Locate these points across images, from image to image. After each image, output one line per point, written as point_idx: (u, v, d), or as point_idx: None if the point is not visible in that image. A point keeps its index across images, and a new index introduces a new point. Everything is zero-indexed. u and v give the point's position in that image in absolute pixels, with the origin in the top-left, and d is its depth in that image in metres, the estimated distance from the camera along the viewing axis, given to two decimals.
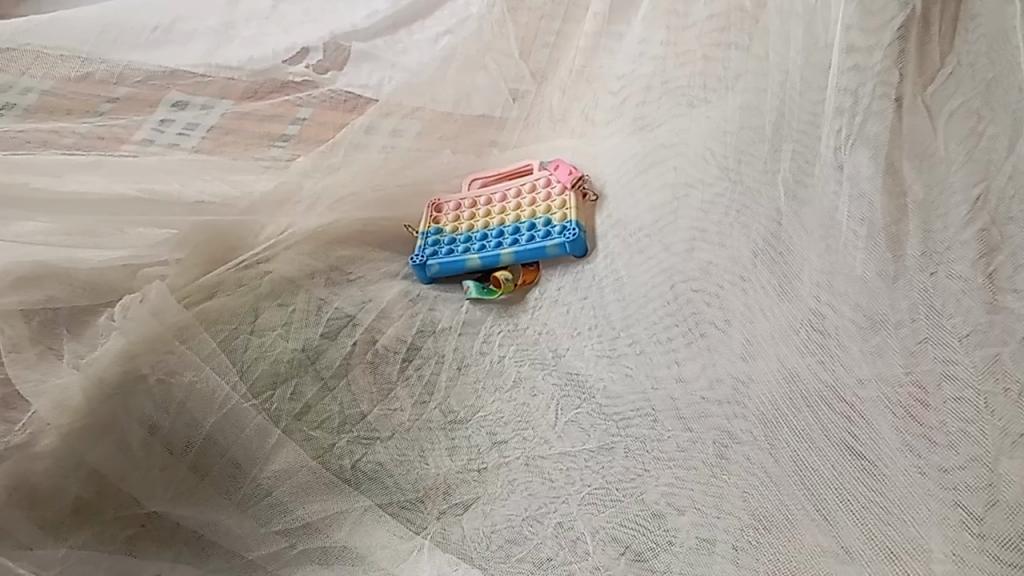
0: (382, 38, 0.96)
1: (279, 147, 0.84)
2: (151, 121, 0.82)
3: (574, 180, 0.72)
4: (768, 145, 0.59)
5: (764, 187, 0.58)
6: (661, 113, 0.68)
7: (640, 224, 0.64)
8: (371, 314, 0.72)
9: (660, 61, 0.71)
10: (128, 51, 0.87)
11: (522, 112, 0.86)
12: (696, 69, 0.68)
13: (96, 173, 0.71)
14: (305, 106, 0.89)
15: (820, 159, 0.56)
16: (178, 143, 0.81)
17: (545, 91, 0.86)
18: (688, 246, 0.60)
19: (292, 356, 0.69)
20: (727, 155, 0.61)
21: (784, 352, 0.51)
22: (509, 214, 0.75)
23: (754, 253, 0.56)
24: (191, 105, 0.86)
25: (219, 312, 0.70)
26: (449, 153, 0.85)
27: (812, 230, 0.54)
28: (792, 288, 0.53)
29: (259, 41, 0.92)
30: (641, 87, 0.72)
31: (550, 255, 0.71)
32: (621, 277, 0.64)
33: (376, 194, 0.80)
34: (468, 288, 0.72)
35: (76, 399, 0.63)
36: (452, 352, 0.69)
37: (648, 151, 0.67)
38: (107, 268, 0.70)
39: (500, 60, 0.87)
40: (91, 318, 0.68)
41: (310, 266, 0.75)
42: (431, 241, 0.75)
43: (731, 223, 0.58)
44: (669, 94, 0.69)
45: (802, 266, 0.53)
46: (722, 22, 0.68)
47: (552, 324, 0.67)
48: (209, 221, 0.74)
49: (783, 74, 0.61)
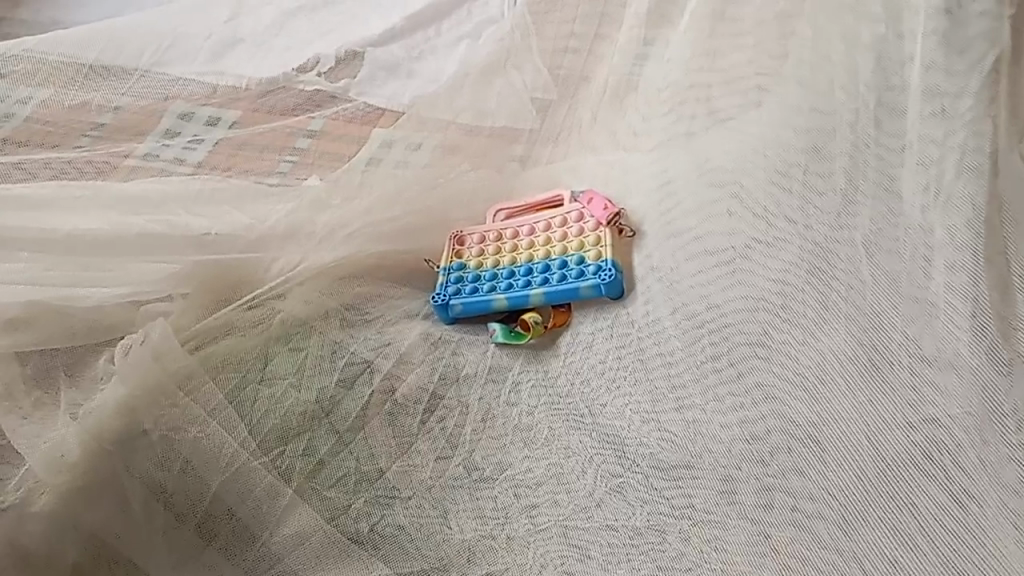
0: (396, 42, 0.92)
1: (290, 160, 0.79)
2: (155, 132, 0.78)
3: (609, 216, 0.66)
4: (839, 194, 0.53)
5: (840, 236, 0.51)
6: (702, 146, 0.64)
7: (688, 267, 0.59)
8: (390, 359, 0.66)
9: (706, 89, 0.66)
10: (139, 58, 0.81)
11: (547, 126, 0.81)
12: (750, 100, 0.63)
13: (97, 207, 0.66)
14: (317, 117, 0.84)
15: (905, 221, 0.49)
16: (183, 159, 0.76)
17: (577, 110, 0.81)
18: (747, 300, 0.54)
19: (305, 408, 0.63)
20: (799, 196, 0.54)
21: (872, 439, 0.45)
22: (537, 249, 0.69)
23: (833, 309, 0.49)
24: (197, 117, 0.80)
25: (223, 357, 0.65)
26: (469, 171, 0.78)
27: (901, 291, 0.48)
28: (881, 360, 0.47)
29: (268, 48, 0.88)
30: (677, 116, 0.67)
31: (583, 296, 0.64)
32: (665, 329, 0.58)
33: (397, 209, 0.74)
34: (495, 331, 0.66)
35: (74, 453, 0.59)
36: (476, 401, 0.64)
37: (694, 188, 0.61)
38: (107, 305, 0.65)
39: (526, 72, 0.82)
40: (93, 357, 0.64)
41: (322, 305, 0.69)
42: (453, 278, 0.69)
43: (802, 273, 0.52)
44: (721, 127, 0.63)
45: (896, 335, 0.47)
46: (773, 49, 0.63)
47: (586, 375, 0.61)
48: (216, 256, 0.68)
49: (852, 102, 0.55)
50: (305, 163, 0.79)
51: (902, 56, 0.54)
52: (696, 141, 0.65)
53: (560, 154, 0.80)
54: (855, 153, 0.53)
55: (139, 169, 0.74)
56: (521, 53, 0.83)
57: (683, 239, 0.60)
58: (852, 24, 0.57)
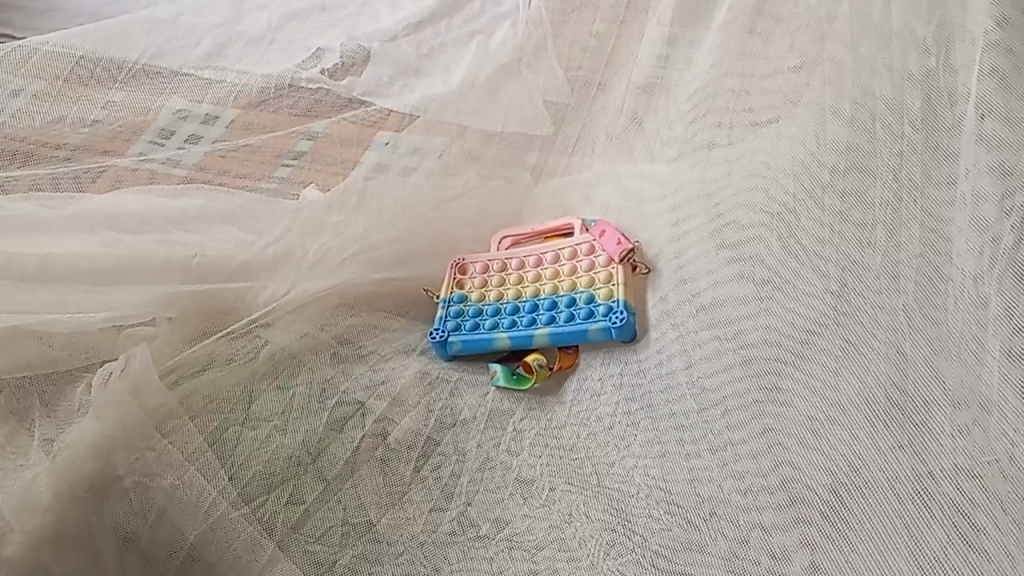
0: (403, 38, 0.85)
1: (290, 165, 0.76)
2: (151, 131, 0.72)
3: (623, 251, 0.61)
4: (881, 250, 0.47)
5: (883, 297, 0.46)
6: (725, 178, 0.58)
7: (710, 318, 0.54)
8: (383, 401, 0.62)
9: (728, 113, 0.61)
10: (135, 47, 0.74)
11: (563, 136, 0.76)
12: (773, 129, 0.57)
13: (84, 230, 0.60)
14: (319, 117, 0.78)
15: (954, 289, 0.43)
16: (181, 160, 0.71)
17: (597, 115, 0.76)
18: (773, 364, 0.49)
19: (291, 452, 0.59)
20: (838, 246, 0.49)
21: (909, 549, 0.40)
22: (545, 282, 0.64)
23: (869, 385, 0.44)
24: (193, 114, 0.73)
25: (204, 393, 0.61)
26: (481, 188, 0.74)
27: (947, 376, 0.42)
28: (924, 452, 0.42)
29: (270, 39, 0.81)
30: (698, 144, 0.62)
31: (592, 339, 0.60)
32: (679, 387, 0.54)
33: (397, 231, 0.69)
34: (497, 373, 0.62)
35: (44, 496, 0.54)
36: (474, 449, 0.59)
37: (717, 227, 0.56)
38: (88, 329, 0.60)
39: (539, 73, 0.76)
40: (67, 387, 0.60)
41: (312, 338, 0.65)
42: (453, 312, 0.64)
43: (836, 340, 0.47)
44: (743, 156, 0.58)
45: (942, 431, 0.41)
46: (807, 76, 0.57)
47: (593, 429, 0.57)
48: (204, 281, 0.63)
49: (896, 143, 0.49)
50: (304, 167, 0.76)
51: (954, 93, 0.47)
52: (718, 172, 0.59)
53: (570, 165, 0.76)
54: (897, 204, 0.48)
55: (132, 171, 0.69)
56: (535, 53, 0.76)
57: (700, 285, 0.56)
58: (901, 57, 0.51)
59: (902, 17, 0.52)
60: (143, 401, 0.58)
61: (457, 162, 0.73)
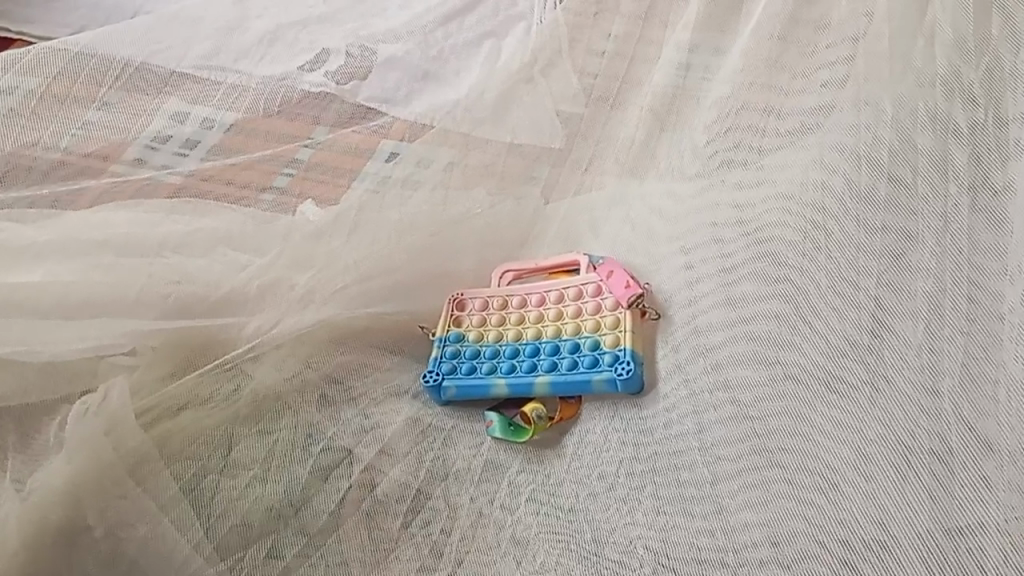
0: (413, 39, 0.81)
1: (288, 174, 0.72)
2: (145, 135, 0.71)
3: (630, 296, 0.57)
4: (923, 323, 0.43)
5: (922, 376, 0.42)
6: (741, 224, 0.54)
7: (724, 377, 0.50)
8: (373, 449, 0.57)
9: (751, 148, 0.57)
10: (134, 48, 0.74)
11: (575, 153, 0.71)
12: (796, 171, 0.52)
13: (70, 259, 0.60)
14: (320, 124, 0.75)
15: (1007, 376, 0.39)
16: (173, 164, 0.70)
17: (609, 133, 0.71)
18: (799, 443, 0.45)
19: (271, 501, 0.55)
20: (875, 315, 0.45)
21: None
22: (547, 324, 0.60)
23: (912, 482, 0.40)
24: (191, 118, 0.72)
25: (183, 435, 0.57)
26: (488, 206, 0.69)
27: (998, 477, 0.38)
28: (972, 568, 0.37)
29: (277, 39, 0.79)
30: (710, 183, 0.58)
31: (596, 390, 0.56)
32: (688, 451, 0.50)
33: (396, 258, 0.65)
34: (492, 423, 0.57)
35: (12, 541, 0.51)
36: (466, 504, 0.54)
37: (736, 278, 0.52)
38: (63, 359, 0.57)
39: (555, 80, 0.73)
40: (44, 424, 0.56)
41: (299, 376, 0.60)
42: (449, 353, 0.60)
43: (871, 424, 0.42)
44: (769, 198, 0.53)
45: (990, 541, 0.37)
46: (843, 116, 0.52)
47: (592, 489, 0.52)
48: (186, 311, 0.60)
49: (940, 202, 0.45)
50: (302, 175, 0.72)
51: (1007, 146, 0.44)
52: (730, 215, 0.55)
53: (582, 184, 0.70)
54: (940, 271, 0.43)
55: (124, 179, 0.68)
56: (552, 62, 0.73)
57: (712, 338, 0.52)
58: (944, 107, 0.47)
59: (945, 60, 0.48)
60: (119, 441, 0.54)
61: (473, 173, 0.70)
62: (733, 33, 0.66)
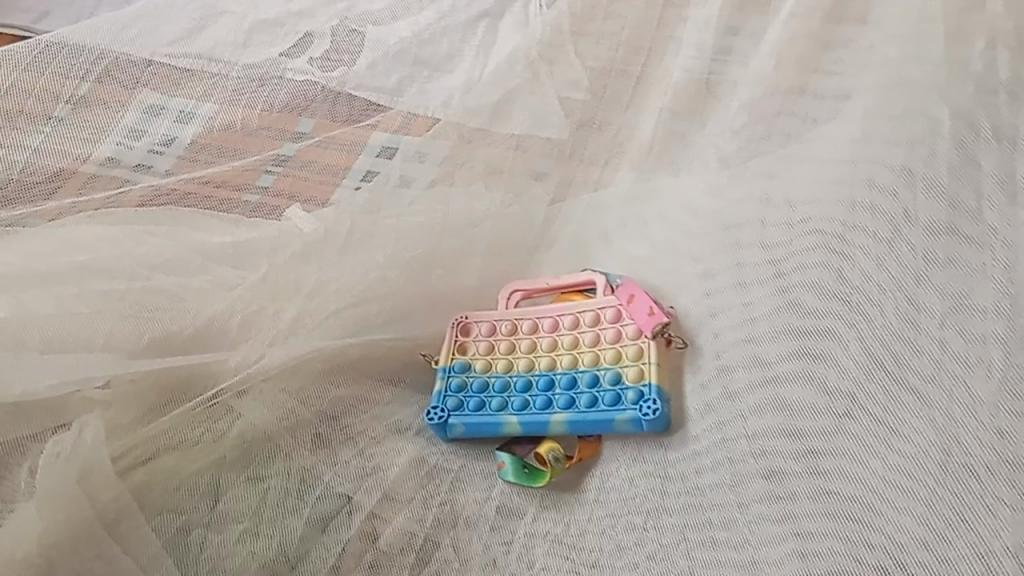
0: (401, 19, 0.74)
1: (273, 172, 0.65)
2: (117, 131, 0.66)
3: (656, 324, 0.52)
4: (999, 374, 0.40)
5: (997, 430, 0.39)
6: (767, 250, 0.50)
7: (752, 425, 0.45)
8: (374, 495, 0.52)
9: (776, 162, 0.54)
10: (107, 40, 0.69)
11: (592, 146, 0.64)
12: (832, 194, 0.49)
13: (35, 287, 0.54)
14: (307, 115, 0.68)
15: None
16: (149, 163, 0.64)
17: (630, 125, 0.64)
18: (857, 508, 0.40)
19: (264, 556, 0.50)
20: (938, 357, 0.42)
21: None
22: (562, 353, 0.55)
23: (999, 553, 0.36)
24: (166, 110, 0.68)
25: (165, 483, 0.51)
26: (492, 211, 0.61)
27: None
28: None
29: (258, 24, 0.73)
30: (735, 198, 0.54)
31: (618, 430, 0.50)
32: (725, 506, 0.45)
33: (391, 278, 0.58)
34: (504, 464, 0.52)
35: None
36: (480, 553, 0.49)
37: (765, 314, 0.48)
38: (32, 397, 0.51)
39: (560, 65, 0.66)
40: (10, 465, 0.50)
41: (291, 412, 0.55)
42: (454, 386, 0.55)
43: (940, 480, 0.39)
44: (798, 234, 0.49)
45: None
46: (909, 126, 0.48)
47: (619, 542, 0.47)
48: (164, 341, 0.54)
49: (1003, 235, 0.44)
50: (291, 174, 0.65)
51: None
52: (754, 234, 0.51)
53: (601, 180, 0.63)
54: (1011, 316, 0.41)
55: (98, 177, 0.63)
56: (557, 51, 0.66)
57: (736, 381, 0.47)
58: (1010, 117, 0.47)
59: (1011, 70, 0.49)
60: (93, 488, 0.48)
61: (477, 173, 0.63)
62: (764, 15, 0.62)
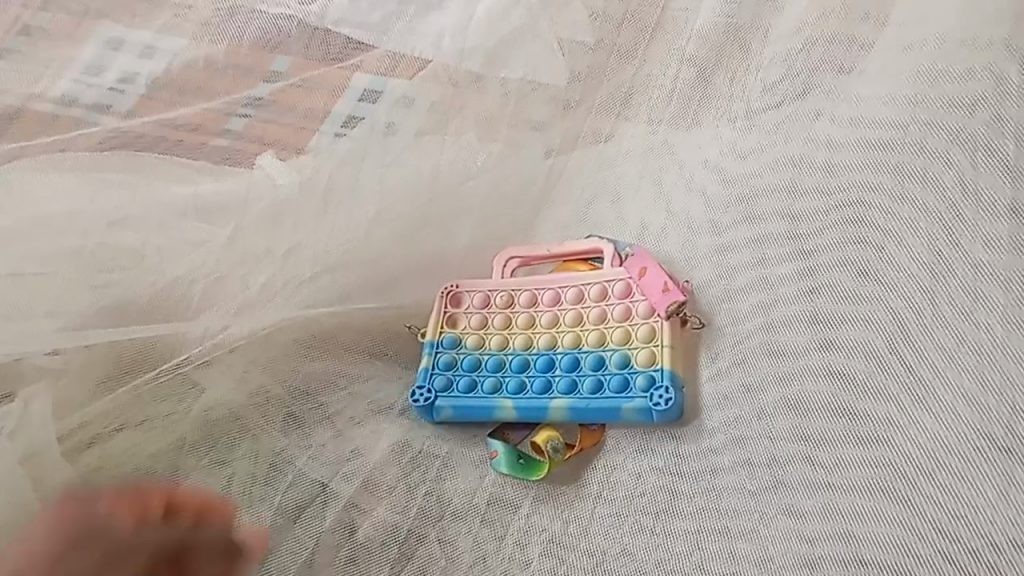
0: None
1: (244, 115, 0.57)
2: (75, 68, 0.58)
3: (669, 302, 0.47)
4: None
5: None
6: (799, 225, 0.46)
7: (782, 427, 0.41)
8: (353, 482, 0.47)
9: (814, 119, 0.48)
10: None
11: (607, 89, 0.58)
12: (872, 161, 0.44)
13: None
14: (282, 53, 0.60)
15: None
16: (109, 102, 0.58)
17: (650, 72, 0.57)
18: (897, 526, 0.36)
19: None
20: (999, 355, 0.37)
21: None
22: (563, 330, 0.50)
23: None
24: (125, 48, 0.60)
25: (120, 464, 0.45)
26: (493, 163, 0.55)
27: None
28: None
29: None
30: (767, 162, 0.49)
31: (624, 419, 0.46)
32: (745, 514, 0.41)
33: (376, 237, 0.52)
34: (497, 454, 0.47)
35: None
36: (469, 550, 0.44)
37: (797, 302, 0.44)
38: None
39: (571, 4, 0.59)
40: None
41: (262, 386, 0.49)
42: (443, 364, 0.50)
43: (1002, 500, 0.35)
44: (835, 208, 0.45)
45: None
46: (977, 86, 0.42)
47: (625, 546, 0.42)
48: (120, 305, 0.48)
49: None
50: (261, 118, 0.57)
51: None
52: (782, 203, 0.47)
53: (613, 129, 0.57)
54: None
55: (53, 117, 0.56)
56: None
57: (761, 373, 0.43)
58: None
59: None
60: (39, 471, 0.42)
61: (476, 121, 0.56)
62: None
